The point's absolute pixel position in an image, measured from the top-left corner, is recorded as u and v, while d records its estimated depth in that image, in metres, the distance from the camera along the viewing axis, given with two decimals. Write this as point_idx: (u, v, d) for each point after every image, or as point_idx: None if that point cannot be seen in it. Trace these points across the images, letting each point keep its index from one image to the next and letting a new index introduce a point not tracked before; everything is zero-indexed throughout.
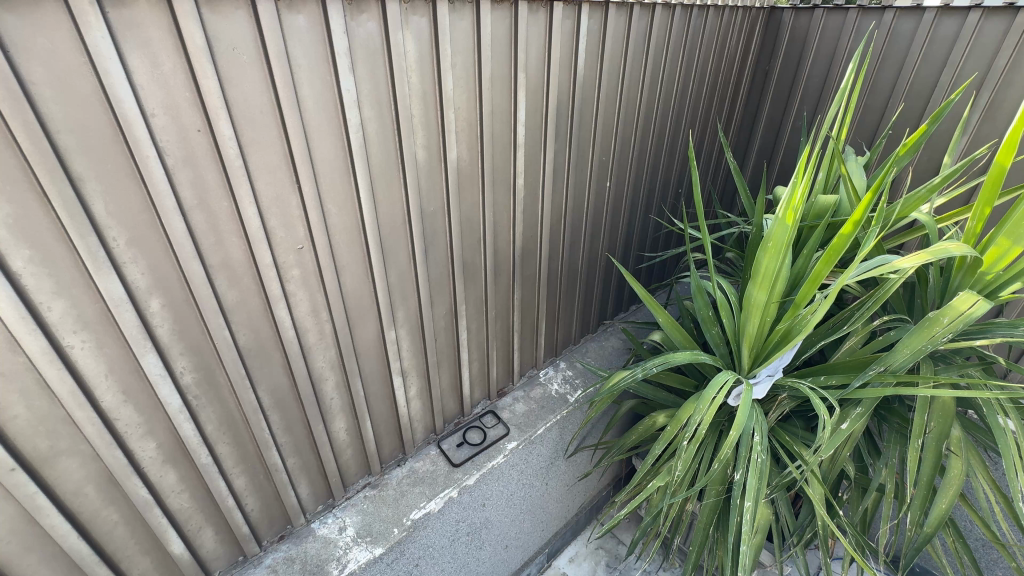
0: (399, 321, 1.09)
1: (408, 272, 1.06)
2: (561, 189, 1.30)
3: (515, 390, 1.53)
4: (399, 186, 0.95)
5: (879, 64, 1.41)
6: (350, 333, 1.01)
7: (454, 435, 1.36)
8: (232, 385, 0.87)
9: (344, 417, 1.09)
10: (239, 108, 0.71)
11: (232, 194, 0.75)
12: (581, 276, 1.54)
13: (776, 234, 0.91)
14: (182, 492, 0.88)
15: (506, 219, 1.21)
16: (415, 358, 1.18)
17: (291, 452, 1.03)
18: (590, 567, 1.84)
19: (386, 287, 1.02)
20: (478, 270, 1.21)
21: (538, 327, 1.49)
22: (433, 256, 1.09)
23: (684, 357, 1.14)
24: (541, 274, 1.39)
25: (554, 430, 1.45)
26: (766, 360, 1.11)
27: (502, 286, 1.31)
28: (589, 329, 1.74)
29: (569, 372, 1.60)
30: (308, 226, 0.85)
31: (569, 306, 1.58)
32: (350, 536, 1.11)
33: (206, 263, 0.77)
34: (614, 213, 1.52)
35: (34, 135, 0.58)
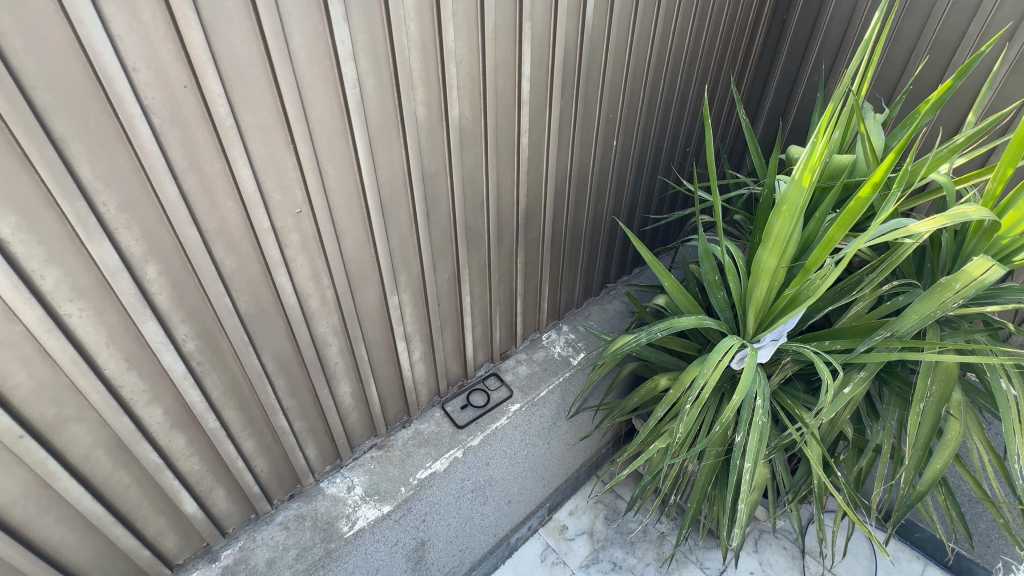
0: (402, 286, 1.08)
1: (410, 236, 1.03)
2: (566, 149, 1.26)
3: (518, 352, 1.53)
4: (399, 146, 0.91)
5: (904, 13, 1.32)
6: (353, 298, 1.00)
7: (457, 397, 1.37)
8: (235, 352, 0.86)
9: (348, 381, 1.10)
10: (226, 62, 0.67)
11: (225, 155, 0.71)
12: (584, 238, 1.51)
13: (791, 197, 0.88)
14: (192, 456, 0.90)
15: (509, 179, 1.17)
16: (418, 322, 1.17)
17: (298, 415, 1.04)
18: (589, 519, 1.91)
19: (388, 251, 1.00)
20: (481, 233, 1.18)
21: (541, 290, 1.48)
22: (435, 219, 1.06)
23: (689, 322, 1.13)
24: (544, 236, 1.36)
25: (557, 391, 1.47)
26: (771, 325, 1.10)
27: (505, 249, 1.28)
28: (591, 293, 1.73)
29: (572, 335, 1.60)
30: (305, 189, 0.82)
31: (573, 269, 1.56)
32: (358, 494, 1.14)
33: (201, 228, 0.74)
34: (620, 174, 1.47)
35: (9, 94, 0.54)
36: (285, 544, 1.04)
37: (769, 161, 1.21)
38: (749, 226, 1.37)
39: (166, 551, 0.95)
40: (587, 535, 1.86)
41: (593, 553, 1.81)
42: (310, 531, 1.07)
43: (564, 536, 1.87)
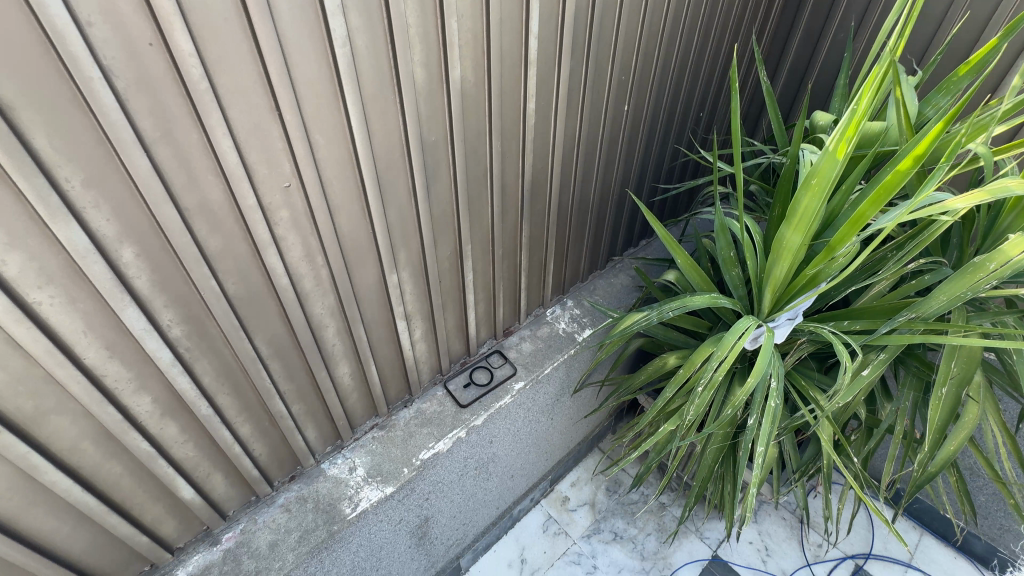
0: (401, 264, 1.02)
1: (409, 210, 0.96)
2: (574, 114, 1.17)
3: (522, 329, 1.48)
4: (395, 112, 0.83)
5: None
6: (349, 277, 0.94)
7: (460, 375, 1.34)
8: (226, 337, 0.81)
9: (347, 362, 1.05)
10: (197, 15, 0.58)
11: (201, 124, 0.64)
12: (591, 210, 1.44)
13: (823, 170, 0.81)
14: (185, 443, 0.86)
15: (514, 148, 1.09)
16: (418, 300, 1.12)
17: (295, 398, 1.00)
18: (590, 490, 1.92)
19: (386, 227, 0.93)
20: (484, 206, 1.11)
21: (546, 264, 1.42)
22: (435, 192, 0.99)
23: (703, 301, 1.08)
24: (550, 209, 1.29)
25: (561, 368, 1.44)
26: (789, 304, 1.06)
27: (509, 223, 1.22)
28: (597, 266, 1.67)
29: (577, 311, 1.55)
30: (294, 160, 0.75)
31: (579, 242, 1.49)
32: (360, 475, 1.11)
33: (180, 206, 0.67)
34: (630, 141, 1.39)
35: None
36: (287, 527, 1.03)
37: (794, 127, 1.12)
38: (766, 197, 1.30)
39: (165, 536, 0.93)
40: (588, 506, 1.88)
41: (594, 524, 1.83)
42: (312, 513, 1.05)
43: (565, 507, 1.88)
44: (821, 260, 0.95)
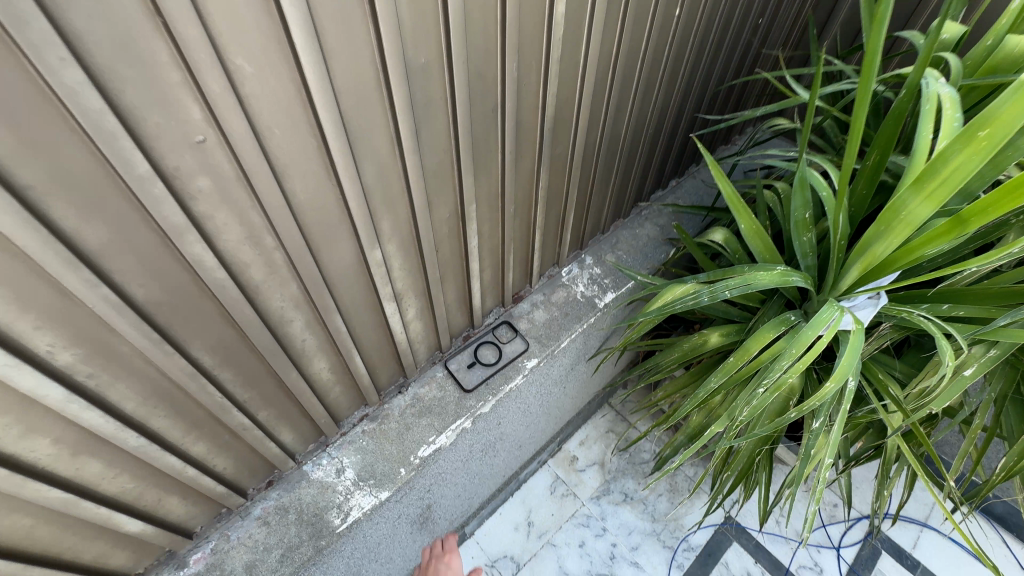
0: (385, 236, 0.77)
1: (392, 164, 0.69)
2: (614, 21, 0.85)
3: (534, 293, 1.26)
4: (363, 20, 0.54)
5: None
6: (315, 260, 0.70)
7: (464, 353, 1.14)
8: (146, 355, 0.59)
9: (324, 356, 0.84)
10: None
11: (17, 43, 0.36)
12: (620, 150, 1.16)
13: (1003, 117, 0.53)
14: (118, 476, 0.67)
15: (533, 72, 0.79)
16: (410, 276, 0.88)
17: (261, 405, 0.80)
18: (600, 449, 1.83)
19: (361, 191, 0.67)
20: (493, 153, 0.84)
21: (564, 217, 1.17)
22: (429, 138, 0.72)
23: (770, 281, 0.86)
24: (574, 151, 1.01)
25: (578, 339, 1.24)
26: (869, 283, 0.85)
27: (523, 172, 0.95)
28: (621, 214, 1.41)
29: (598, 270, 1.33)
30: (205, 101, 0.48)
31: (603, 189, 1.23)
32: (349, 479, 0.95)
33: (15, 181, 0.42)
34: (676, 58, 1.08)
35: None
36: (267, 544, 0.88)
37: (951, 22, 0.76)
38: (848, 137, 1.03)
39: (116, 568, 0.78)
40: (597, 466, 1.79)
41: (604, 485, 1.75)
42: (295, 527, 0.90)
43: (573, 467, 1.79)
44: (933, 236, 0.70)
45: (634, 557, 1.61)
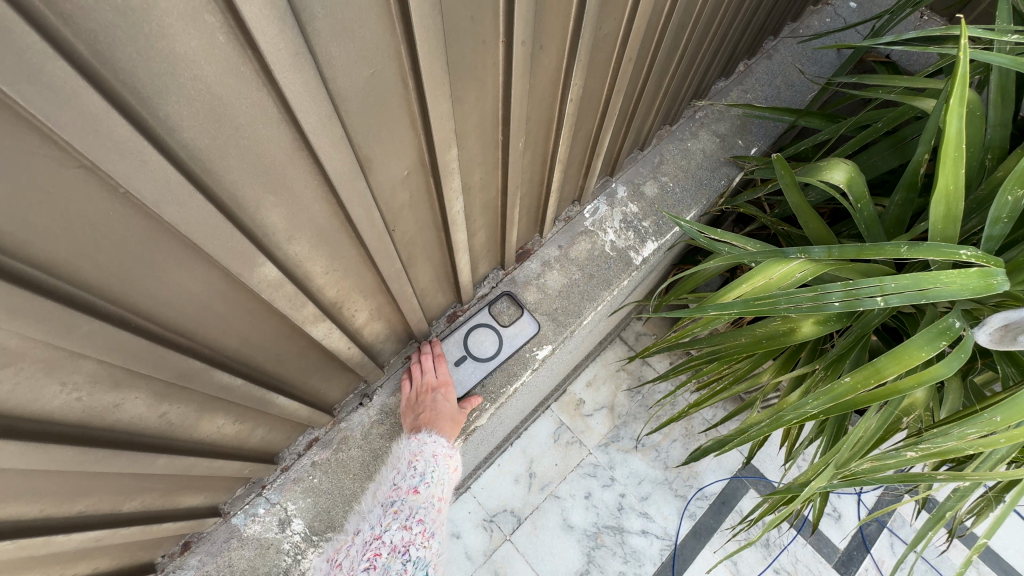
0: (278, 236, 0.39)
1: (253, 104, 0.29)
2: None
3: (545, 246, 0.89)
4: None
5: None
6: (119, 316, 0.33)
7: (449, 343, 0.81)
8: None
9: (218, 413, 0.51)
10: None
11: None
12: (693, 22, 0.70)
13: None
14: None
15: None
16: (348, 276, 0.52)
17: (122, 499, 0.49)
18: (609, 391, 1.62)
19: (179, 174, 0.28)
20: (486, 48, 0.42)
21: (596, 139, 0.75)
22: (336, 26, 0.30)
23: (954, 288, 0.51)
24: (629, 29, 0.57)
25: (606, 309, 0.91)
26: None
27: (542, 74, 0.52)
28: (668, 118, 0.98)
29: (634, 208, 0.94)
30: None
31: (656, 87, 0.79)
32: (299, 533, 0.70)
33: None
34: None
35: None
36: None
37: None
38: None
39: None
40: (606, 410, 1.60)
41: (613, 431, 1.57)
42: None
43: (579, 412, 1.59)
44: None
45: (643, 507, 1.49)
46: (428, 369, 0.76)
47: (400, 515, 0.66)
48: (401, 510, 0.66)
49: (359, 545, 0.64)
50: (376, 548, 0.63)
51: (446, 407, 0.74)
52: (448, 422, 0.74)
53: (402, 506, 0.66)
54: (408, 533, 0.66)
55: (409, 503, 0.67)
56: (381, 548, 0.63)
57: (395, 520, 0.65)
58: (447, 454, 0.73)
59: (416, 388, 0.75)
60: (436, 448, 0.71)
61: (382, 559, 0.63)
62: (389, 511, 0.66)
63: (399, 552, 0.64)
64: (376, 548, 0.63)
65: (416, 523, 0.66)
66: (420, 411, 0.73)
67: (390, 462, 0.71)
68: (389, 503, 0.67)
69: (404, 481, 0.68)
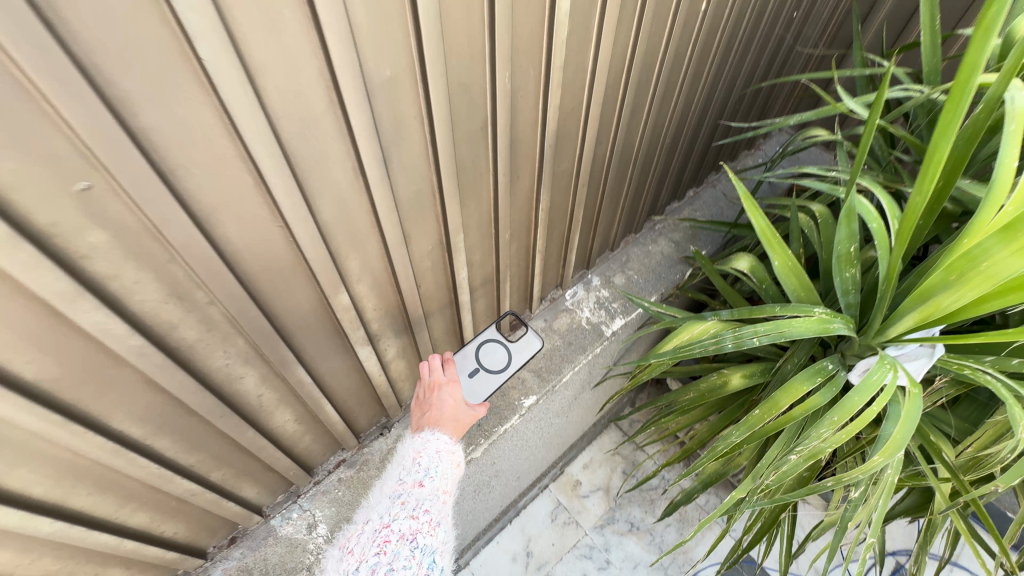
0: (352, 277, 0.66)
1: (356, 200, 0.58)
2: (628, 17, 0.73)
3: (533, 319, 1.15)
4: (304, 27, 0.42)
5: None
6: (263, 311, 0.59)
7: (461, 355, 1.00)
8: (48, 437, 0.48)
9: (287, 408, 0.74)
10: None
11: None
12: (633, 164, 1.04)
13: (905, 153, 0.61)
14: (39, 561, 0.58)
15: (529, 80, 0.67)
16: (388, 316, 0.77)
17: (213, 466, 0.70)
18: (605, 473, 1.72)
19: (316, 231, 0.56)
20: (482, 177, 0.72)
21: (569, 238, 1.05)
22: (401, 165, 0.60)
23: (807, 328, 0.73)
24: (579, 166, 0.88)
25: (583, 370, 1.12)
26: (920, 331, 0.73)
27: (520, 192, 0.82)
28: (632, 229, 1.29)
29: (606, 292, 1.20)
30: (85, 139, 0.36)
31: (614, 204, 1.10)
32: (322, 536, 0.85)
33: None
34: (697, 64, 0.96)
35: None
36: None
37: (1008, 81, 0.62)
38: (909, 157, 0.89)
39: None
40: (602, 492, 1.68)
41: (609, 512, 1.64)
42: None
43: (576, 492, 1.68)
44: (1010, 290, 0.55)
45: None
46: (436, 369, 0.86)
47: (407, 505, 0.68)
48: (408, 501, 0.68)
49: (370, 533, 0.66)
50: (384, 535, 0.64)
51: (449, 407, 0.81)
52: (450, 420, 0.81)
53: (408, 498, 0.69)
54: (415, 521, 0.66)
55: (415, 494, 0.69)
56: (390, 535, 0.64)
57: (402, 510, 0.67)
58: (450, 450, 0.76)
59: (426, 386, 0.87)
60: (438, 445, 0.75)
61: (391, 545, 0.64)
62: (397, 502, 0.68)
63: (407, 539, 0.64)
64: (384, 535, 0.65)
65: (422, 512, 0.68)
66: (428, 407, 0.83)
67: (398, 462, 0.75)
68: (396, 496, 0.69)
69: (408, 476, 0.72)
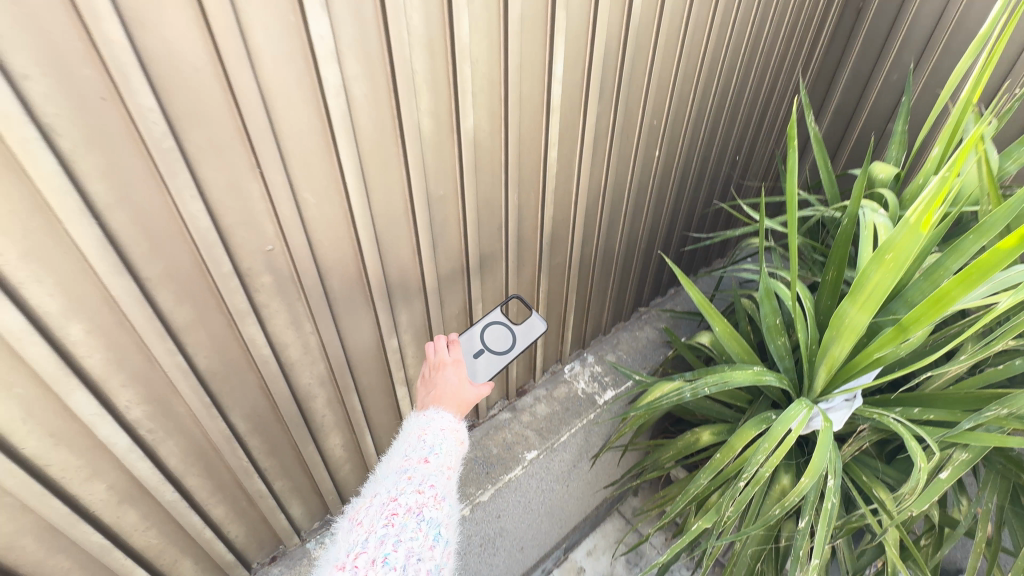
0: (401, 327, 0.92)
1: (412, 270, 0.86)
2: (602, 161, 1.07)
3: (537, 388, 1.36)
4: (399, 166, 0.74)
5: None
6: (342, 345, 0.84)
7: (467, 337, 0.98)
8: (196, 416, 0.71)
9: (338, 433, 0.95)
10: (159, 64, 0.49)
11: (167, 186, 0.55)
12: (616, 262, 1.33)
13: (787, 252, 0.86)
14: (147, 530, 0.76)
15: (532, 199, 0.99)
16: (421, 364, 1.01)
17: (278, 475, 0.90)
18: (609, 561, 1.74)
19: (385, 289, 0.84)
20: (498, 263, 1.01)
21: (565, 319, 1.30)
22: (443, 249, 0.89)
23: (745, 379, 0.94)
24: (571, 261, 1.18)
25: (579, 434, 1.30)
26: (844, 384, 0.92)
27: (525, 276, 1.11)
28: (621, 317, 1.55)
29: (599, 368, 1.42)
30: (278, 222, 0.65)
31: (602, 294, 1.38)
32: None
33: (140, 276, 0.58)
34: (661, 189, 1.30)
35: None
36: None
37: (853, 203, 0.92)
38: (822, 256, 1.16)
39: None
40: None
41: None
42: None
43: None
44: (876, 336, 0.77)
45: None
46: (442, 352, 0.88)
47: (413, 480, 0.66)
48: (413, 476, 0.66)
49: (378, 505, 0.64)
50: (392, 507, 0.62)
51: (451, 386, 0.81)
52: (454, 398, 0.80)
53: (414, 473, 0.67)
54: (421, 495, 0.64)
55: (420, 469, 0.67)
56: (397, 508, 0.62)
57: (409, 484, 0.65)
58: (455, 428, 0.74)
59: (432, 367, 0.87)
60: (443, 423, 0.74)
61: (398, 518, 0.62)
62: (403, 477, 0.66)
63: (414, 511, 0.62)
64: (392, 508, 0.63)
65: (428, 487, 0.65)
66: (433, 385, 0.83)
67: (404, 439, 0.74)
68: (402, 471, 0.67)
69: (414, 453, 0.70)
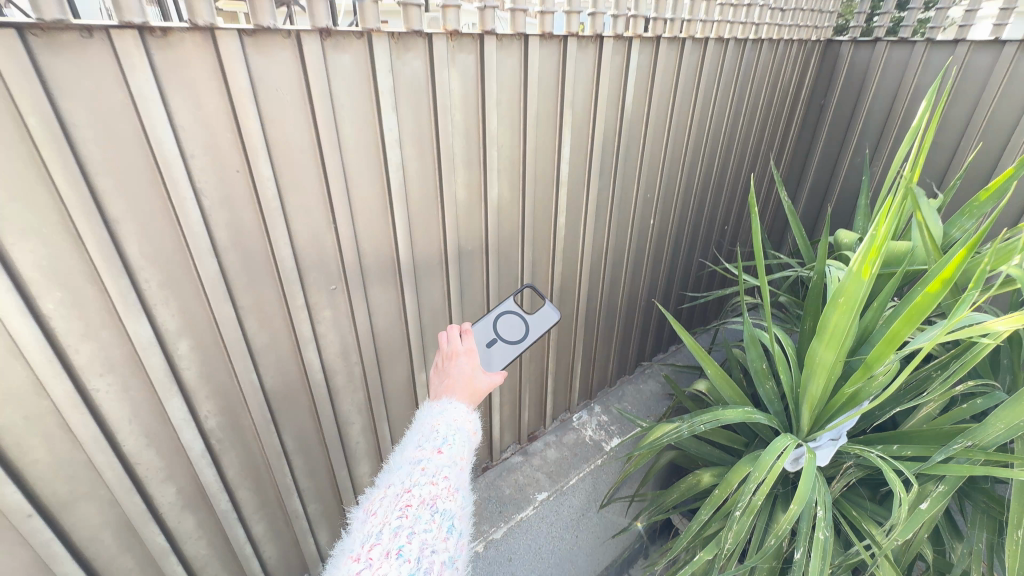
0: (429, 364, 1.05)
1: (442, 313, 1.01)
2: (604, 226, 1.25)
3: (547, 434, 1.45)
4: (438, 225, 0.91)
5: (916, 96, 1.44)
6: (380, 375, 0.97)
7: (480, 326, 0.99)
8: (256, 429, 0.83)
9: (368, 461, 1.05)
10: (278, 148, 0.68)
11: (267, 234, 0.72)
12: (619, 317, 1.47)
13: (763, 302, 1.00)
14: (199, 539, 0.85)
15: (544, 257, 1.16)
16: None
17: (313, 497, 0.99)
18: None
19: (418, 327, 0.98)
20: None
21: (573, 369, 1.42)
22: (468, 295, 1.05)
23: (736, 416, 1.04)
24: (578, 313, 1.32)
25: (588, 480, 1.36)
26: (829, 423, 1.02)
27: None
28: (625, 371, 1.66)
29: (605, 417, 1.51)
30: (342, 266, 0.82)
31: (607, 346, 1.50)
32: None
33: (237, 304, 0.73)
34: (657, 252, 1.47)
35: (80, 190, 0.55)
36: None
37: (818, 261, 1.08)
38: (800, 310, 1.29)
39: None
40: None
41: None
42: None
43: None
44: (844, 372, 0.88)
45: None
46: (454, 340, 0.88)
47: (426, 471, 0.66)
48: (427, 467, 0.67)
49: (392, 496, 0.64)
50: (405, 499, 0.63)
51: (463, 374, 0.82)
52: (466, 386, 0.81)
53: (427, 464, 0.67)
54: (434, 487, 0.64)
55: (434, 460, 0.67)
56: (411, 499, 0.63)
57: (423, 476, 0.66)
58: (467, 419, 0.75)
59: (445, 354, 0.88)
60: (456, 414, 0.75)
61: (412, 509, 0.62)
62: (416, 468, 0.67)
63: (427, 503, 0.63)
64: (406, 499, 0.63)
65: (442, 478, 0.66)
66: (447, 374, 0.83)
67: (416, 429, 0.74)
68: (415, 462, 0.68)
69: (427, 443, 0.70)
